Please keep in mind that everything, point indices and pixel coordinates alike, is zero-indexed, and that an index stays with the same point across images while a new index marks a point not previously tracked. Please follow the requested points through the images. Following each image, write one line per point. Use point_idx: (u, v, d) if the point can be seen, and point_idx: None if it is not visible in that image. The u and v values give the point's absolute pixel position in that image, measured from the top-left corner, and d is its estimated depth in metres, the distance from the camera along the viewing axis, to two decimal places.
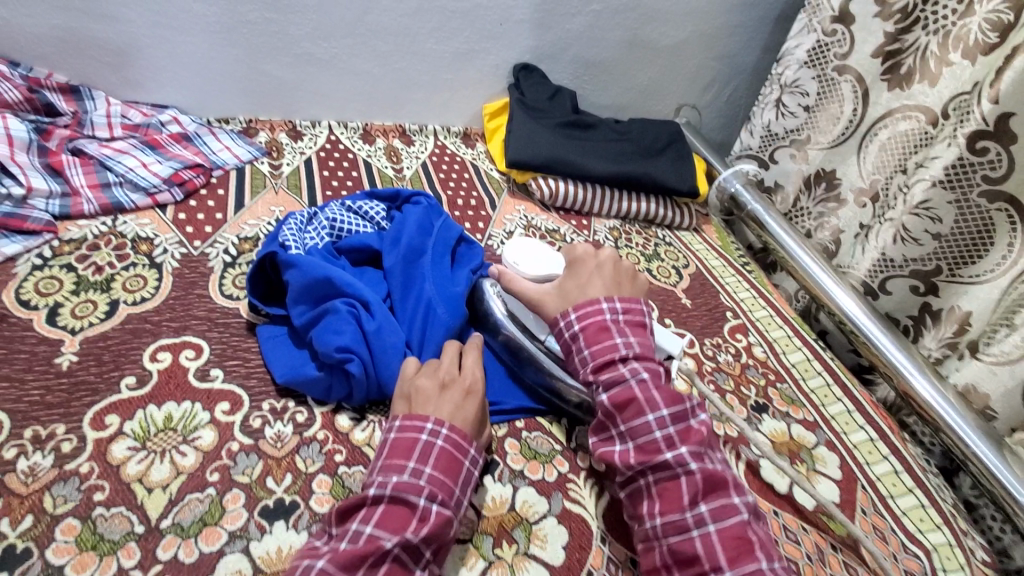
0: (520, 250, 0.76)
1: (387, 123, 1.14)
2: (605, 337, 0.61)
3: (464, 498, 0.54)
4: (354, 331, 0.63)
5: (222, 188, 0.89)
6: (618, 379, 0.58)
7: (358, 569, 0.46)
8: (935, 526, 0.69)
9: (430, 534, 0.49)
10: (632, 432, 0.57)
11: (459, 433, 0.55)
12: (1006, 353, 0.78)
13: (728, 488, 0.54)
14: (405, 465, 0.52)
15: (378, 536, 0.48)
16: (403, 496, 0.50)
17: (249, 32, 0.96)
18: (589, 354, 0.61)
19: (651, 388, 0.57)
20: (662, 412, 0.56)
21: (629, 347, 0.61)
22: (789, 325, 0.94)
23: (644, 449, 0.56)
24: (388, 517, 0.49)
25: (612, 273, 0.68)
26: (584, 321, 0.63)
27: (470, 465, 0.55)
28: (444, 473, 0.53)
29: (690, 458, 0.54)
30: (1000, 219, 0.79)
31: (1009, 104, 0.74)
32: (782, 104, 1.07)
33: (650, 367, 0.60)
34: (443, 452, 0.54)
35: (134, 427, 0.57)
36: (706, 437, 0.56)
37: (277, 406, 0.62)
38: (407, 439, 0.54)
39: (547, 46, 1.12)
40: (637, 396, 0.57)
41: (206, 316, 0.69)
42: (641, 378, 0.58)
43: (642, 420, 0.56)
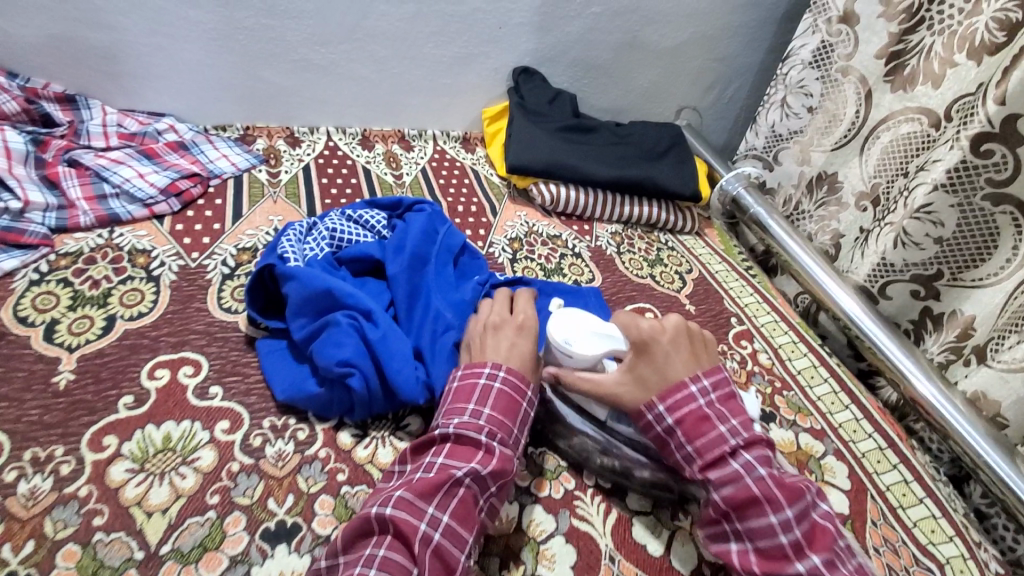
0: (567, 325, 0.63)
1: (385, 129, 1.12)
2: (707, 428, 0.55)
3: (521, 437, 0.58)
4: (357, 344, 0.61)
5: (220, 198, 0.88)
6: (730, 477, 0.53)
7: (435, 495, 0.50)
8: (947, 538, 0.69)
9: (495, 467, 0.53)
10: (751, 533, 0.52)
11: (517, 375, 0.59)
12: (1017, 360, 0.76)
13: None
14: (467, 406, 0.56)
15: (450, 465, 0.52)
16: (468, 433, 0.54)
17: (245, 39, 0.95)
18: (693, 451, 0.55)
19: (771, 485, 0.52)
20: (785, 513, 0.51)
21: (736, 435, 0.55)
22: (794, 330, 0.92)
23: (766, 554, 0.51)
24: (457, 451, 0.54)
25: (688, 347, 0.61)
26: (678, 412, 0.56)
27: (528, 405, 0.59)
28: (504, 413, 0.57)
29: (823, 568, 0.49)
30: (1004, 222, 0.77)
31: (1015, 105, 0.73)
32: (787, 104, 1.07)
33: (760, 453, 0.54)
34: (502, 394, 0.57)
35: (133, 448, 0.56)
36: (834, 536, 0.51)
37: (277, 424, 0.61)
38: (468, 383, 0.58)
39: (547, 49, 1.11)
40: (755, 494, 0.52)
41: (205, 331, 0.68)
42: (757, 475, 0.53)
43: (764, 522, 0.51)
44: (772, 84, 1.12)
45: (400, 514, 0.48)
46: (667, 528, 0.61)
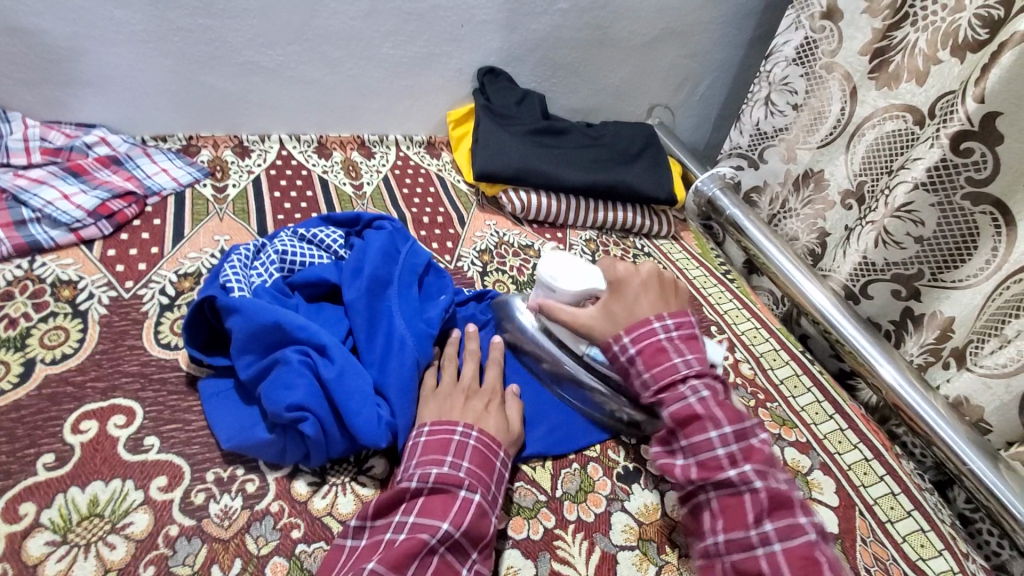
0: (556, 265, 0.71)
1: (343, 135, 1.06)
2: (663, 357, 0.58)
3: (500, 495, 0.55)
4: (309, 384, 0.56)
5: (159, 217, 0.81)
6: (678, 397, 0.56)
7: (407, 564, 0.46)
8: (937, 553, 0.67)
9: (470, 528, 0.50)
10: (693, 449, 0.55)
11: (490, 436, 0.57)
12: (1001, 365, 0.74)
13: (793, 507, 0.52)
14: (443, 459, 0.54)
15: (421, 527, 0.49)
16: (444, 487, 0.52)
17: (182, 41, 0.87)
18: (650, 376, 0.58)
19: (713, 405, 0.55)
20: (725, 430, 0.54)
21: (688, 364, 0.58)
22: (775, 337, 0.90)
23: (705, 466, 0.54)
24: (430, 508, 0.50)
25: (660, 288, 0.64)
26: (639, 343, 0.59)
27: (501, 464, 0.57)
28: (480, 467, 0.54)
29: (754, 476, 0.53)
30: (984, 222, 0.76)
31: (995, 103, 0.71)
32: (772, 102, 1.04)
33: (710, 383, 0.57)
34: (477, 450, 0.55)
35: (53, 516, 0.49)
36: (768, 456, 0.54)
37: (223, 476, 0.55)
38: (440, 438, 0.56)
39: (513, 47, 1.06)
40: (698, 414, 0.55)
41: (139, 372, 0.61)
42: (701, 396, 0.56)
43: (705, 437, 0.54)
44: (755, 81, 1.09)
45: None
46: (654, 564, 0.58)
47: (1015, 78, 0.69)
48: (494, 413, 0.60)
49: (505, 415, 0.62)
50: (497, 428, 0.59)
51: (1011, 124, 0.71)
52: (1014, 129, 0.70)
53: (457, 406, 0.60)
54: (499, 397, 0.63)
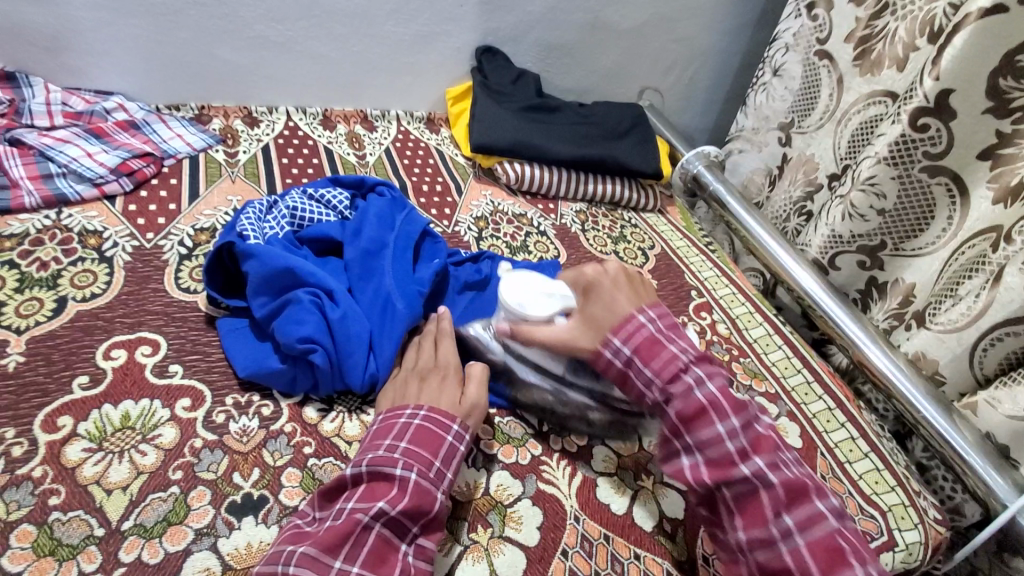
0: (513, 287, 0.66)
1: (347, 109, 1.11)
2: (660, 349, 0.58)
3: (448, 471, 0.55)
4: (318, 321, 0.62)
5: (175, 177, 0.86)
6: (684, 391, 0.56)
7: (341, 545, 0.47)
8: (889, 488, 0.73)
9: (408, 504, 0.50)
10: (700, 445, 0.54)
11: (436, 412, 0.57)
12: (952, 321, 0.80)
13: (810, 496, 0.53)
14: (383, 442, 0.54)
15: (358, 509, 0.50)
16: (381, 469, 0.52)
17: (196, 14, 0.92)
18: (651, 373, 0.57)
19: (718, 396, 0.55)
20: (732, 422, 0.54)
21: (685, 354, 0.58)
22: (751, 301, 0.96)
23: (715, 464, 0.54)
24: (371, 491, 0.51)
25: (629, 282, 0.64)
26: (632, 342, 0.58)
27: (452, 441, 0.56)
28: (424, 446, 0.54)
29: (768, 470, 0.53)
30: (940, 194, 0.82)
31: (950, 80, 0.76)
32: (772, 87, 1.11)
33: (709, 370, 0.58)
34: (419, 430, 0.55)
35: (90, 428, 0.55)
36: (775, 443, 0.55)
37: (241, 401, 0.60)
38: (389, 423, 0.57)
39: (508, 28, 1.11)
40: (704, 406, 0.55)
41: (163, 311, 0.67)
42: (706, 387, 0.56)
43: (713, 431, 0.54)
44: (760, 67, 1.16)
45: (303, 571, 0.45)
46: (629, 488, 0.64)
47: (968, 58, 0.75)
48: (450, 387, 0.61)
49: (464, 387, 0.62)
50: (451, 403, 0.59)
51: (962, 101, 0.77)
52: (966, 106, 0.77)
53: (413, 390, 0.60)
54: (456, 371, 0.63)
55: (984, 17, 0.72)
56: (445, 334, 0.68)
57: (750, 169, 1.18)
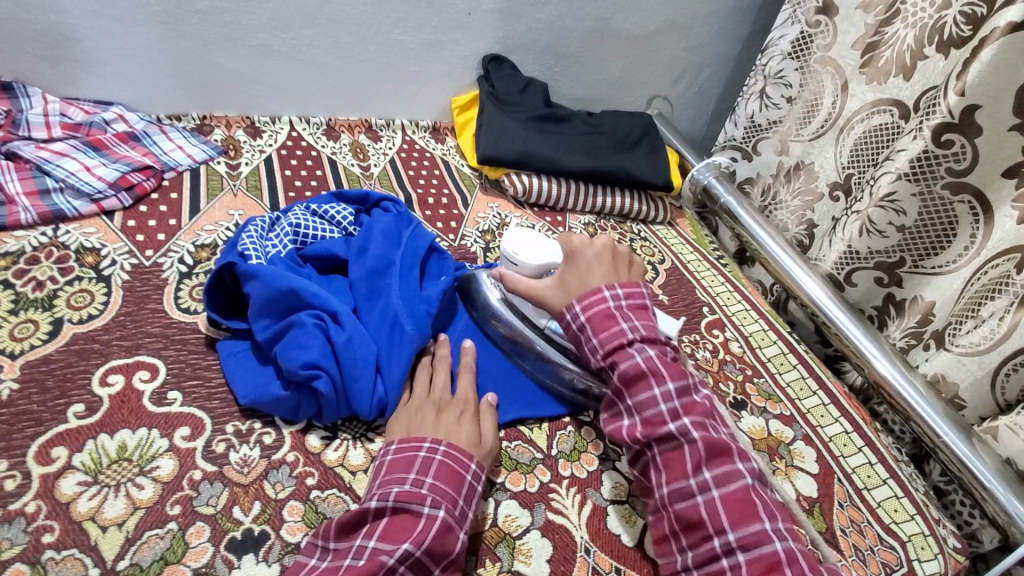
0: (515, 239, 0.72)
1: (351, 119, 1.09)
2: (611, 324, 0.61)
3: (468, 510, 0.53)
4: (322, 345, 0.60)
5: (176, 191, 0.84)
6: (626, 358, 0.58)
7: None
8: (909, 516, 0.71)
9: (433, 545, 0.48)
10: (638, 407, 0.57)
11: (458, 448, 0.56)
12: (975, 344, 0.77)
13: (732, 456, 0.55)
14: (406, 476, 0.53)
15: (381, 550, 0.47)
16: (406, 505, 0.50)
17: (199, 23, 0.90)
18: (598, 343, 0.61)
19: (659, 363, 0.58)
20: (667, 386, 0.57)
21: (634, 329, 0.60)
22: (764, 318, 0.94)
23: (649, 424, 0.56)
24: (394, 529, 0.49)
25: (612, 259, 0.67)
26: (588, 311, 0.62)
27: (473, 479, 0.55)
28: (447, 483, 0.53)
29: (692, 428, 0.55)
30: (962, 211, 0.80)
31: (975, 96, 0.75)
32: (766, 95, 1.08)
33: (657, 347, 0.60)
34: (443, 465, 0.54)
35: (85, 459, 0.53)
36: (705, 409, 0.57)
37: (242, 429, 0.58)
38: (406, 456, 0.55)
39: (516, 36, 1.09)
40: (644, 371, 0.57)
41: (162, 334, 0.65)
42: (647, 355, 0.58)
43: (649, 395, 0.57)
44: (750, 75, 1.13)
45: None
46: (642, 518, 0.62)
47: (994, 72, 0.73)
48: (467, 425, 0.59)
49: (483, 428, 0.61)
50: (468, 441, 0.57)
51: (989, 116, 0.75)
52: (992, 121, 0.75)
53: (429, 422, 0.59)
54: (474, 407, 0.62)
55: (1011, 33, 0.71)
56: (463, 368, 0.67)
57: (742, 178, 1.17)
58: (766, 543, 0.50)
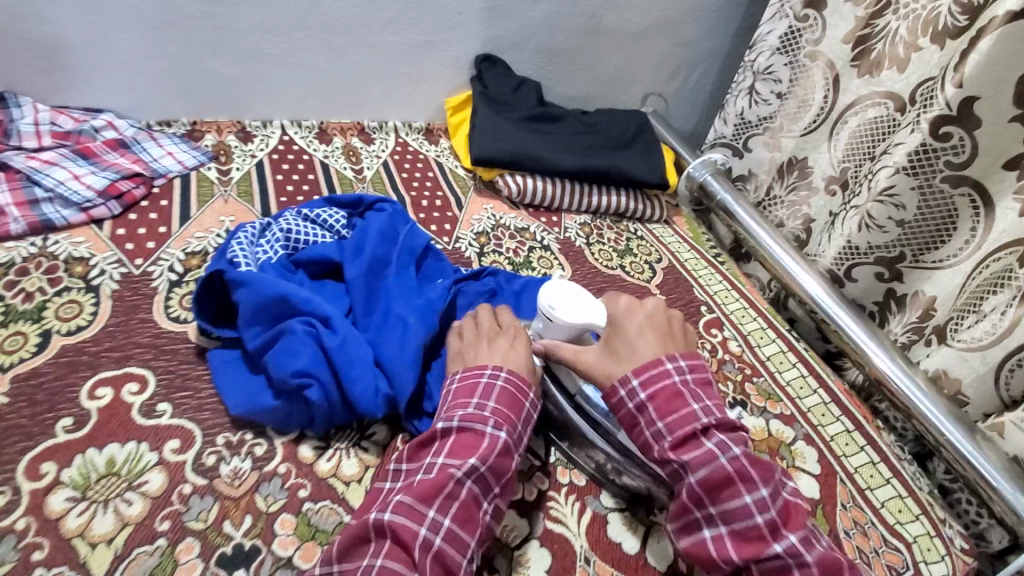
0: (559, 290, 0.63)
1: (343, 121, 1.08)
2: (679, 403, 0.55)
3: (525, 435, 0.59)
4: (314, 352, 0.59)
5: (166, 198, 0.83)
6: (706, 456, 0.52)
7: (436, 496, 0.50)
8: (914, 517, 0.70)
9: (494, 463, 0.53)
10: (724, 515, 0.51)
11: (518, 376, 0.60)
12: (976, 339, 0.77)
13: (842, 573, 0.50)
14: (471, 402, 0.57)
15: (450, 464, 0.52)
16: (471, 426, 0.55)
17: (187, 28, 0.89)
18: (665, 426, 0.54)
19: (746, 465, 0.52)
20: (760, 493, 0.51)
21: (708, 412, 0.55)
22: (763, 317, 0.93)
23: (743, 537, 0.51)
24: (459, 447, 0.54)
25: (664, 322, 0.62)
26: (650, 388, 0.56)
27: (528, 407, 0.60)
28: (507, 408, 0.57)
29: (801, 546, 0.50)
30: (962, 204, 0.78)
31: (973, 88, 0.73)
32: (756, 91, 1.07)
33: (734, 434, 0.55)
34: (506, 392, 0.58)
35: (74, 474, 0.53)
36: (804, 514, 0.53)
37: (232, 440, 0.57)
38: (469, 382, 0.59)
39: (509, 36, 1.08)
40: (730, 473, 0.52)
41: (151, 343, 0.64)
42: (732, 454, 0.52)
43: (740, 502, 0.51)
44: (739, 71, 1.11)
45: (399, 519, 0.48)
46: (642, 524, 0.61)
47: (993, 63, 0.71)
48: (520, 348, 0.63)
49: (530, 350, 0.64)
50: (522, 364, 0.61)
51: (987, 108, 0.73)
52: (991, 114, 0.73)
53: (483, 352, 0.62)
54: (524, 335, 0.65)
55: (1011, 21, 0.69)
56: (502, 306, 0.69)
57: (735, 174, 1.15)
58: None
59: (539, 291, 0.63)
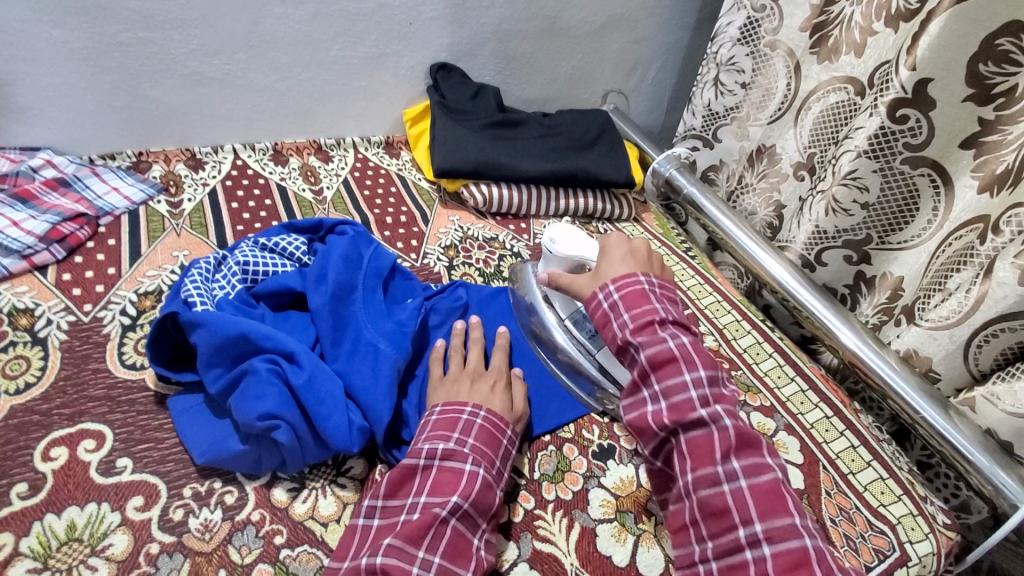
0: (563, 230, 0.74)
1: (299, 140, 1.05)
2: (643, 301, 0.60)
3: (504, 470, 0.58)
4: (280, 392, 0.56)
5: (113, 237, 0.79)
6: (656, 339, 0.56)
7: (423, 536, 0.49)
8: (896, 498, 0.71)
9: (478, 498, 0.53)
10: (665, 390, 0.55)
11: (496, 415, 0.60)
12: (943, 318, 0.77)
13: (758, 447, 0.52)
14: (450, 435, 0.56)
15: (433, 503, 0.52)
16: (451, 461, 0.55)
17: (124, 56, 0.85)
18: (629, 318, 0.59)
19: (690, 350, 0.56)
20: (699, 373, 0.55)
21: (666, 312, 0.59)
22: (737, 308, 0.93)
23: (677, 408, 0.54)
24: (441, 485, 0.53)
25: (645, 256, 0.67)
26: (623, 290, 0.61)
27: (508, 443, 0.60)
28: (486, 444, 0.57)
29: (723, 415, 0.53)
30: (923, 183, 0.80)
31: (927, 70, 0.74)
32: (721, 82, 1.07)
33: (685, 330, 0.59)
34: (484, 428, 0.58)
35: (32, 544, 0.50)
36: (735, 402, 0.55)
37: (201, 491, 0.55)
38: (450, 417, 0.58)
39: (463, 42, 1.06)
40: (675, 357, 0.55)
41: (106, 395, 0.61)
42: (679, 341, 0.56)
43: (678, 379, 0.54)
44: (704, 63, 1.12)
45: (391, 561, 0.47)
46: (632, 534, 0.61)
47: (945, 45, 0.72)
48: (499, 396, 0.63)
49: (511, 395, 0.65)
50: (502, 408, 0.62)
51: (941, 89, 0.74)
52: (945, 95, 0.74)
53: (464, 391, 0.62)
54: (506, 378, 0.66)
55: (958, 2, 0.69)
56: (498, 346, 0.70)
57: (707, 166, 1.17)
58: (796, 539, 0.47)
59: (546, 228, 0.75)
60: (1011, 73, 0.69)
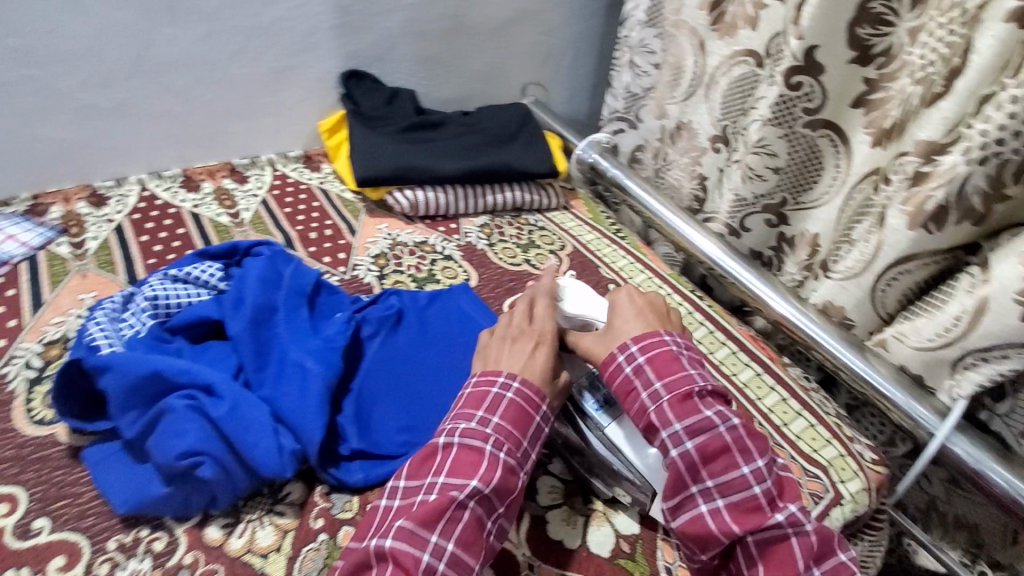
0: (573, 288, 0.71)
1: (210, 164, 1.01)
2: (676, 367, 0.58)
3: (532, 451, 0.57)
4: (201, 427, 0.54)
5: (11, 287, 0.75)
6: (706, 426, 0.54)
7: (437, 521, 0.49)
8: (826, 442, 0.75)
9: (499, 484, 0.52)
10: (723, 488, 0.53)
11: (531, 387, 0.58)
12: (851, 268, 0.82)
13: (831, 540, 0.53)
14: (474, 414, 0.55)
15: (451, 485, 0.51)
16: (471, 442, 0.53)
17: (8, 94, 0.80)
18: (663, 387, 0.57)
19: (744, 437, 0.55)
20: (757, 464, 0.54)
21: (703, 379, 0.58)
22: (667, 283, 0.95)
23: (740, 509, 0.53)
24: (461, 465, 0.52)
25: (664, 312, 0.66)
26: (648, 354, 0.58)
27: (540, 420, 0.58)
28: (512, 424, 0.55)
29: (800, 516, 0.52)
30: (824, 144, 0.84)
31: (813, 37, 0.77)
32: (635, 65, 1.12)
33: (726, 404, 0.57)
34: (513, 405, 0.56)
35: None
36: (792, 486, 0.55)
37: (127, 541, 0.53)
38: (480, 391, 0.57)
39: (370, 48, 1.04)
40: (727, 444, 0.54)
41: (15, 455, 0.58)
42: (730, 424, 0.55)
43: (739, 473, 0.53)
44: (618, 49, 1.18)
45: (400, 545, 0.48)
46: (581, 516, 0.62)
47: (826, 13, 0.76)
48: (542, 357, 0.61)
49: (551, 359, 0.62)
50: (541, 376, 0.59)
51: (827, 53, 0.78)
52: (832, 59, 0.78)
53: (505, 355, 0.61)
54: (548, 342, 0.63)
55: None
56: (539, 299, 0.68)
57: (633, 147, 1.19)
58: None
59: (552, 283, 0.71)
60: (887, 33, 0.74)
